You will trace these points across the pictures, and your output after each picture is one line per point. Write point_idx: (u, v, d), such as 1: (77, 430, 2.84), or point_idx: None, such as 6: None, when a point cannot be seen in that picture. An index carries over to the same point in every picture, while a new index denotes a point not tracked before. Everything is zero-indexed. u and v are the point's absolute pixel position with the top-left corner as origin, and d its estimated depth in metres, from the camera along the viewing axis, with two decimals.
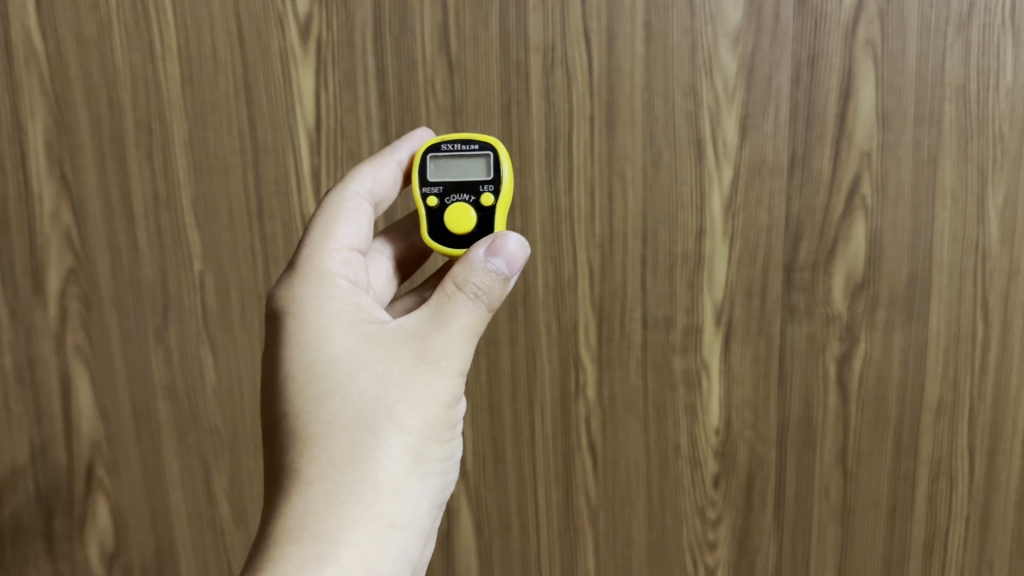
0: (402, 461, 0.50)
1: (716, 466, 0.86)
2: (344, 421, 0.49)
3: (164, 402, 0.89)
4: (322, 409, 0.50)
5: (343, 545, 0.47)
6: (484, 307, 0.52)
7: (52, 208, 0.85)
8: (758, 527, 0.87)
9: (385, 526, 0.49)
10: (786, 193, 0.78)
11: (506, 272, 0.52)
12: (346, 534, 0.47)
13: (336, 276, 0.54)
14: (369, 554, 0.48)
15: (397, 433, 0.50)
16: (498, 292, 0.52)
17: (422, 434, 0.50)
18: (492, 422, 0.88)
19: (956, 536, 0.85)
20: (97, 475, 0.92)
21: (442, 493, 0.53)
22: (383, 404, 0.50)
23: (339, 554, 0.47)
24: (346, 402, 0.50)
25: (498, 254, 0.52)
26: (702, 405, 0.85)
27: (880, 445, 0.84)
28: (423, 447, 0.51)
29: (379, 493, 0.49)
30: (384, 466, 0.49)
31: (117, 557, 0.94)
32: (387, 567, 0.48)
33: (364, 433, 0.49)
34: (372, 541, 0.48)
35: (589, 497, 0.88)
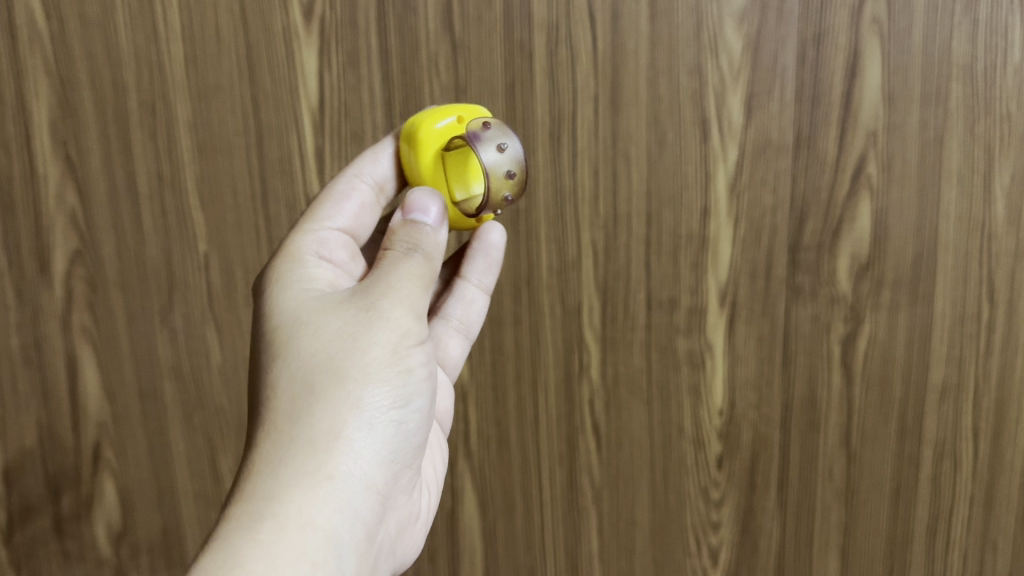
0: (343, 413, 0.49)
1: (720, 447, 0.86)
2: (288, 379, 0.49)
3: (169, 382, 0.89)
4: (271, 374, 0.50)
5: (288, 498, 0.46)
6: (421, 255, 0.53)
7: (57, 189, 0.86)
8: (762, 508, 0.87)
9: (321, 477, 0.47)
10: (791, 173, 0.78)
11: (432, 222, 0.54)
12: (284, 488, 0.46)
13: (307, 253, 0.56)
14: (307, 507, 0.46)
15: (340, 383, 0.49)
16: (425, 238, 0.54)
17: (362, 383, 0.50)
18: (495, 402, 0.88)
19: (960, 517, 0.85)
20: (103, 455, 0.92)
21: (395, 448, 0.52)
22: (323, 357, 0.49)
23: (275, 509, 0.45)
24: (289, 361, 0.50)
25: (414, 209, 0.55)
26: (706, 386, 0.85)
27: (885, 425, 0.84)
28: (364, 396, 0.50)
29: (325, 444, 0.48)
30: (324, 418, 0.48)
31: (123, 536, 0.95)
32: (326, 520, 0.47)
33: (305, 388, 0.49)
34: (309, 496, 0.46)
35: (592, 477, 0.89)
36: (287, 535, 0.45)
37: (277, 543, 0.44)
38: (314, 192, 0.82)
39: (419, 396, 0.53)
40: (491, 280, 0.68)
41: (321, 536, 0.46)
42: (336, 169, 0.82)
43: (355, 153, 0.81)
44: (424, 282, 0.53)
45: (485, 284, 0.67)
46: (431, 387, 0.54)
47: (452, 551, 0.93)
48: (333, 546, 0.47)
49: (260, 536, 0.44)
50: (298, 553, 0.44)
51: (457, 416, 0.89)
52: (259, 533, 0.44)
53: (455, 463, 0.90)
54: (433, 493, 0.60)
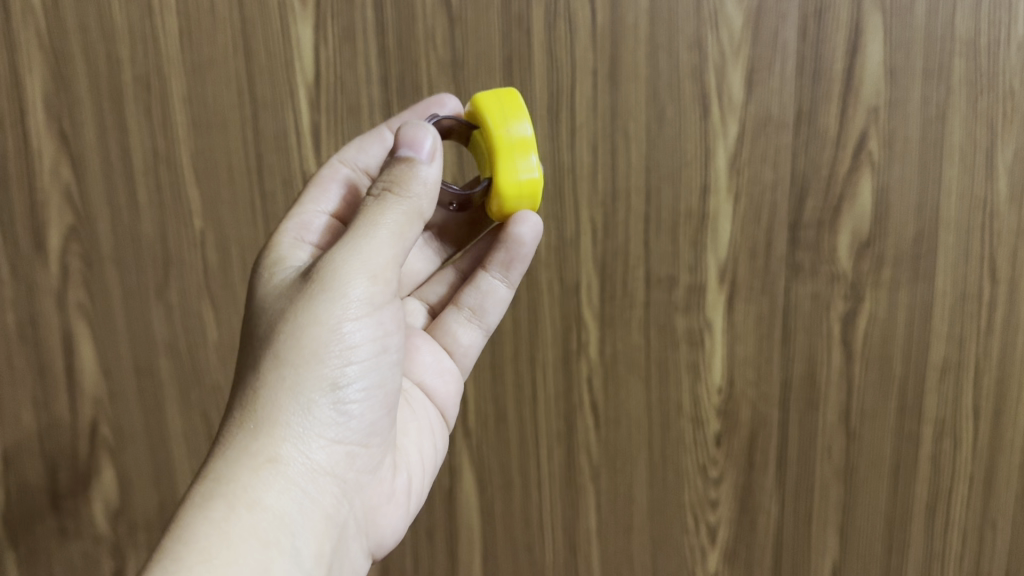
0: (285, 394, 0.50)
1: (719, 425, 0.86)
2: (246, 369, 0.52)
3: (166, 359, 0.89)
4: (237, 368, 0.53)
5: (228, 481, 0.47)
6: (394, 199, 0.52)
7: (52, 164, 0.85)
8: (760, 485, 0.87)
9: (266, 457, 0.48)
10: (792, 149, 0.77)
11: (414, 155, 0.52)
12: (227, 473, 0.48)
13: (285, 236, 0.59)
14: (254, 488, 0.47)
15: (282, 366, 0.50)
16: (410, 180, 0.52)
17: (307, 363, 0.50)
18: (493, 380, 0.87)
19: (959, 496, 0.85)
20: (100, 432, 0.92)
21: (346, 427, 0.52)
22: (272, 342, 0.51)
23: (223, 490, 0.47)
24: (248, 352, 0.52)
25: (403, 145, 0.53)
26: (705, 364, 0.84)
27: (885, 404, 0.83)
28: (306, 376, 0.50)
29: (266, 427, 0.49)
30: (270, 401, 0.50)
31: (120, 513, 0.94)
32: (273, 498, 0.48)
33: (256, 374, 0.51)
34: (255, 476, 0.48)
35: (591, 455, 0.88)
36: (233, 515, 0.46)
37: (223, 523, 0.45)
38: (311, 167, 0.82)
39: (371, 372, 0.53)
40: (518, 276, 0.67)
41: (269, 515, 0.47)
42: (333, 145, 0.81)
43: (352, 128, 0.81)
44: (395, 235, 0.52)
45: (510, 278, 0.67)
46: (388, 363, 0.54)
47: (450, 529, 0.92)
48: (286, 525, 0.48)
49: (207, 517, 0.46)
50: (244, 531, 0.46)
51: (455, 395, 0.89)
52: (208, 515, 0.46)
53: (453, 440, 0.90)
54: (417, 475, 0.60)
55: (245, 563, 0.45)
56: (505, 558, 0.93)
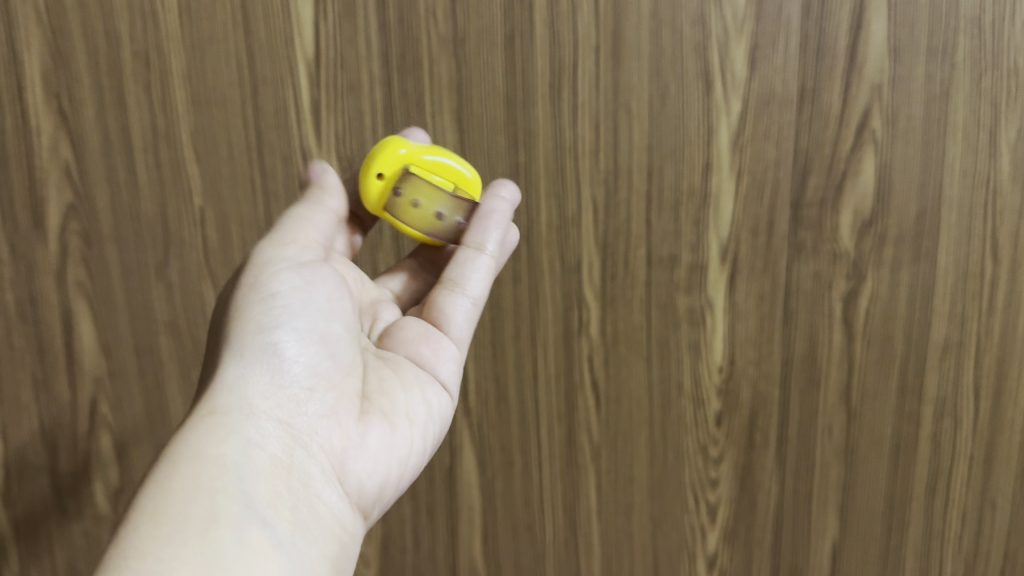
0: (222, 362, 0.51)
1: (719, 405, 0.86)
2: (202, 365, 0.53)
3: (166, 338, 0.89)
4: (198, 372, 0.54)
5: (173, 445, 0.48)
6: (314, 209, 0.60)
7: (50, 141, 0.84)
8: (760, 464, 0.87)
9: (204, 414, 0.49)
10: (795, 127, 0.77)
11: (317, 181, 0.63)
12: (173, 440, 0.48)
13: None
14: (195, 443, 0.47)
15: (220, 342, 0.52)
16: (317, 196, 0.62)
17: (239, 330, 0.52)
18: (494, 360, 0.87)
19: (959, 475, 0.85)
20: (100, 411, 0.92)
21: (293, 377, 0.52)
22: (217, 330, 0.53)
23: (168, 455, 0.47)
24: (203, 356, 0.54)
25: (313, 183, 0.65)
26: (706, 343, 0.84)
27: (886, 383, 0.83)
28: (240, 341, 0.51)
29: (205, 395, 0.50)
30: (211, 372, 0.51)
31: (120, 493, 0.94)
32: (216, 448, 0.47)
33: (205, 361, 0.52)
34: (195, 432, 0.48)
35: (591, 434, 0.88)
36: (176, 472, 0.45)
37: (167, 479, 0.45)
38: (311, 145, 0.81)
39: (308, 322, 0.53)
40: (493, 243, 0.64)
41: (212, 463, 0.46)
42: (333, 123, 0.81)
43: (353, 105, 0.80)
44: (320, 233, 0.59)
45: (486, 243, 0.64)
46: (322, 316, 0.55)
47: (451, 508, 0.92)
48: (229, 470, 0.46)
49: (153, 479, 0.45)
50: (188, 483, 0.45)
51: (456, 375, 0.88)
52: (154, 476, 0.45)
53: (454, 419, 0.90)
54: (400, 426, 0.56)
55: (188, 509, 0.43)
56: (505, 538, 0.93)
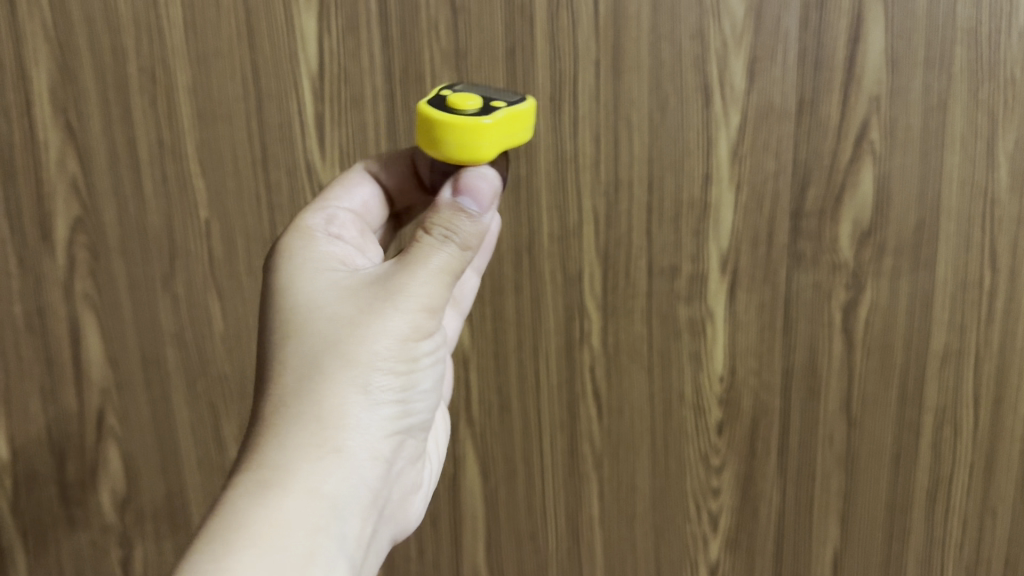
0: (344, 392, 0.54)
1: (720, 413, 0.86)
2: (301, 364, 0.54)
3: (172, 349, 0.90)
4: (285, 359, 0.55)
5: (292, 469, 0.51)
6: (453, 246, 0.57)
7: (58, 155, 0.85)
8: (762, 473, 0.88)
9: (323, 452, 0.52)
10: (793, 139, 0.78)
11: (476, 212, 0.58)
12: (290, 461, 0.51)
13: (316, 229, 0.62)
14: (321, 481, 0.51)
15: (342, 366, 0.54)
16: (460, 228, 0.57)
17: (366, 366, 0.54)
18: (497, 370, 0.88)
19: (960, 483, 0.86)
20: (108, 422, 0.93)
21: (399, 419, 0.57)
22: (335, 344, 0.54)
23: (281, 484, 0.50)
24: (303, 347, 0.55)
25: (463, 193, 0.58)
26: (707, 353, 0.85)
27: (886, 392, 0.84)
28: (371, 380, 0.54)
29: (322, 419, 0.53)
30: (331, 398, 0.53)
31: (128, 502, 0.95)
32: (332, 488, 0.52)
33: (318, 372, 0.54)
34: (323, 466, 0.52)
35: (594, 443, 0.89)
36: (291, 509, 0.50)
37: (281, 517, 0.49)
38: (316, 158, 0.82)
39: (423, 372, 0.57)
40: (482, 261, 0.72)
41: (326, 504, 0.51)
42: (337, 136, 0.82)
43: (356, 119, 0.81)
44: (445, 276, 0.57)
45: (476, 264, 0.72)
46: (435, 363, 0.59)
47: (454, 516, 0.93)
48: (338, 511, 0.52)
49: (264, 508, 0.49)
50: (302, 523, 0.50)
51: (460, 386, 0.89)
52: (269, 506, 0.49)
53: (457, 429, 0.90)
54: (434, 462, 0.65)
55: (296, 546, 0.49)
56: (509, 547, 0.93)
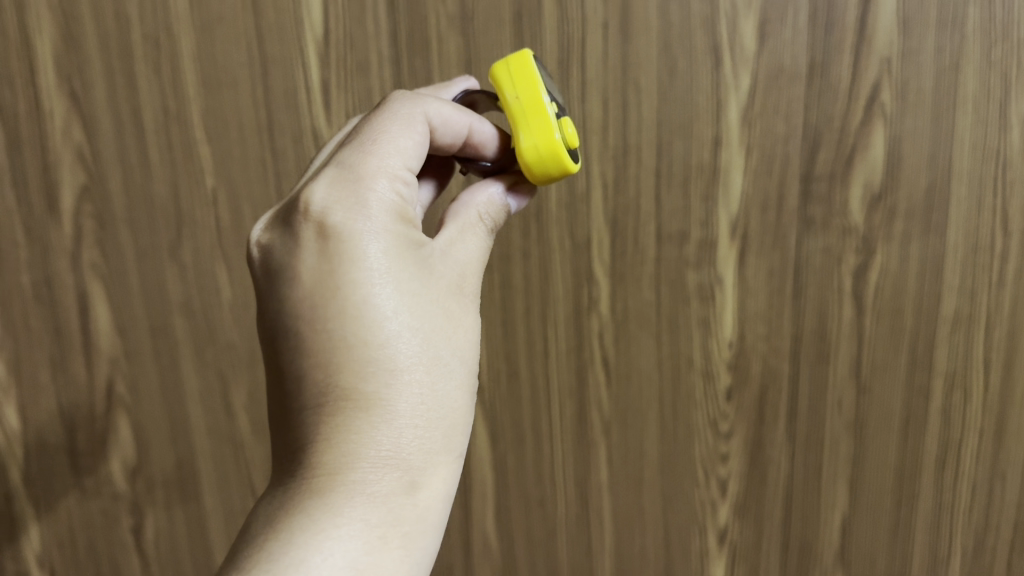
0: (454, 395, 0.50)
1: (729, 379, 0.86)
2: (411, 366, 0.48)
3: (180, 318, 0.90)
4: (381, 356, 0.48)
5: (423, 484, 0.47)
6: (489, 232, 0.56)
7: (64, 124, 0.85)
8: (770, 439, 0.88)
9: (451, 458, 0.49)
10: (804, 102, 0.77)
11: (514, 210, 0.59)
12: (421, 475, 0.47)
13: (377, 189, 0.50)
14: (442, 490, 0.48)
15: (453, 368, 0.50)
16: (502, 220, 0.57)
17: (469, 366, 0.52)
18: (505, 337, 0.88)
19: (969, 448, 0.86)
20: (117, 391, 0.93)
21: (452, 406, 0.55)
22: (441, 343, 0.50)
23: (421, 499, 0.47)
24: (408, 347, 0.48)
25: (512, 192, 0.58)
26: (716, 319, 0.84)
27: (895, 357, 0.84)
28: (473, 379, 0.52)
29: (439, 426, 0.49)
30: (448, 403, 0.49)
31: (138, 471, 0.96)
32: (451, 493, 0.50)
33: (425, 376, 0.49)
34: (440, 475, 0.49)
35: (602, 410, 0.89)
36: (431, 518, 0.47)
37: (422, 530, 0.47)
38: (321, 125, 0.82)
39: None
40: None
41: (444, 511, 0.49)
42: (343, 102, 0.81)
43: (361, 85, 0.80)
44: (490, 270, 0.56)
45: None
46: None
47: (463, 484, 0.93)
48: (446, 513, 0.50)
49: (405, 527, 0.46)
50: (432, 533, 0.48)
51: None
52: (411, 524, 0.46)
53: None
54: None
55: (428, 548, 0.47)
56: (518, 514, 0.94)
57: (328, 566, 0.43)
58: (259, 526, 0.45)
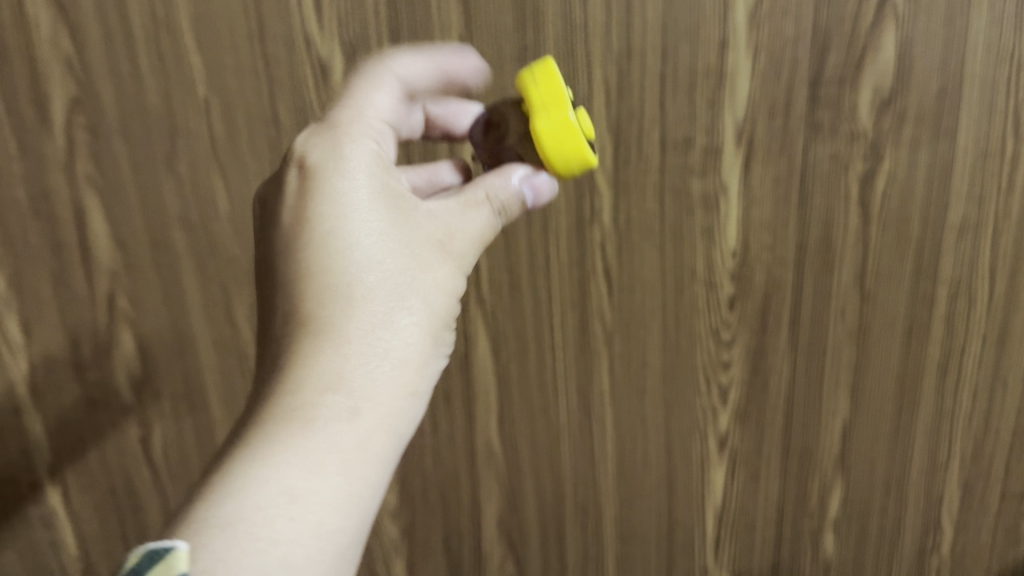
0: (409, 336, 0.54)
1: (732, 288, 0.86)
2: (366, 300, 0.53)
3: (179, 231, 0.89)
4: (338, 287, 0.53)
5: (366, 414, 0.51)
6: (492, 210, 0.60)
7: (50, 32, 0.82)
8: (773, 347, 0.88)
9: (401, 394, 0.53)
10: (814, 2, 0.74)
11: (532, 201, 0.61)
12: (364, 403, 0.51)
13: (360, 138, 0.57)
14: (389, 425, 0.52)
15: (411, 310, 0.55)
16: (514, 208, 0.60)
17: (431, 315, 0.56)
18: (506, 248, 0.87)
19: (972, 354, 0.87)
20: (120, 305, 0.93)
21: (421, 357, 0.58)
22: (402, 287, 0.55)
23: (360, 427, 0.50)
24: (366, 282, 0.54)
25: (535, 188, 0.61)
26: (719, 228, 0.83)
27: (900, 265, 0.83)
28: (433, 327, 0.56)
29: (390, 362, 0.53)
30: (399, 344, 0.53)
31: (145, 384, 0.96)
32: (400, 432, 0.53)
33: (381, 314, 0.53)
34: (394, 410, 0.52)
35: (604, 320, 0.89)
36: (373, 452, 0.50)
37: (360, 458, 0.50)
38: (314, 32, 0.80)
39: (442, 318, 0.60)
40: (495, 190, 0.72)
41: (392, 447, 0.52)
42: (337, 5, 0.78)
43: None
44: (482, 241, 0.60)
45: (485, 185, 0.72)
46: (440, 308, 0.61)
47: (467, 394, 0.94)
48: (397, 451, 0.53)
49: (338, 451, 0.49)
50: (376, 467, 0.51)
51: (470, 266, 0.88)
52: (349, 452, 0.49)
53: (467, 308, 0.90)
54: None
55: (370, 482, 0.50)
56: (522, 422, 0.95)
57: (267, 474, 0.47)
58: (229, 446, 0.51)
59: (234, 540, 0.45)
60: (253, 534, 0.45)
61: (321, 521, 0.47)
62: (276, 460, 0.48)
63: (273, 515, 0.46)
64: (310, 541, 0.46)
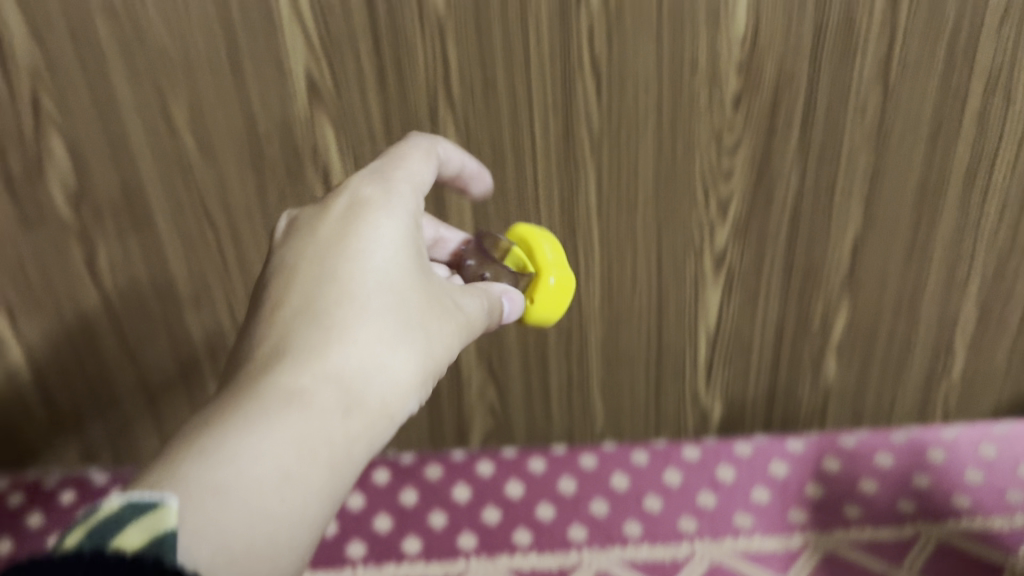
0: (416, 353, 0.47)
1: (737, 84, 0.74)
2: (383, 308, 0.47)
3: (103, 19, 0.72)
4: (360, 286, 0.48)
5: (358, 415, 0.44)
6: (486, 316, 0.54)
7: None
8: (780, 151, 0.78)
9: (387, 416, 0.46)
10: None
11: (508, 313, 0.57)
12: (359, 400, 0.45)
13: (402, 184, 0.53)
14: (366, 455, 0.45)
15: (423, 335, 0.48)
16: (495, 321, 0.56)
17: (443, 346, 0.49)
18: (478, 40, 0.72)
19: (1003, 160, 0.77)
20: (44, 108, 0.77)
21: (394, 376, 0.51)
22: (420, 308, 0.49)
23: (351, 426, 0.44)
24: (387, 297, 0.48)
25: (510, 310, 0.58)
26: (728, 9, 0.70)
27: (930, 53, 0.72)
28: (438, 362, 0.49)
29: (392, 373, 0.46)
30: (403, 359, 0.47)
31: (83, 200, 0.84)
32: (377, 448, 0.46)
33: (395, 324, 0.47)
34: (377, 434, 0.45)
35: (591, 126, 0.77)
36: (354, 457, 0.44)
37: (343, 457, 0.43)
38: None
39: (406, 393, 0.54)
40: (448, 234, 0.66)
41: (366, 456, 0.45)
42: None
43: None
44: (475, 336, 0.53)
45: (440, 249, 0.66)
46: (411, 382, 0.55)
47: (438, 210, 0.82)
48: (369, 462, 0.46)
49: (326, 440, 0.42)
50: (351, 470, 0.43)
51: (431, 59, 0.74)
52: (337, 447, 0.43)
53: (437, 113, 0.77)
54: None
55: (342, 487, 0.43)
56: None
57: (251, 451, 0.40)
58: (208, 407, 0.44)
59: (205, 485, 0.38)
60: (219, 510, 0.38)
61: (270, 530, 0.39)
62: (258, 439, 0.41)
63: (234, 495, 0.38)
64: (284, 530, 0.40)
